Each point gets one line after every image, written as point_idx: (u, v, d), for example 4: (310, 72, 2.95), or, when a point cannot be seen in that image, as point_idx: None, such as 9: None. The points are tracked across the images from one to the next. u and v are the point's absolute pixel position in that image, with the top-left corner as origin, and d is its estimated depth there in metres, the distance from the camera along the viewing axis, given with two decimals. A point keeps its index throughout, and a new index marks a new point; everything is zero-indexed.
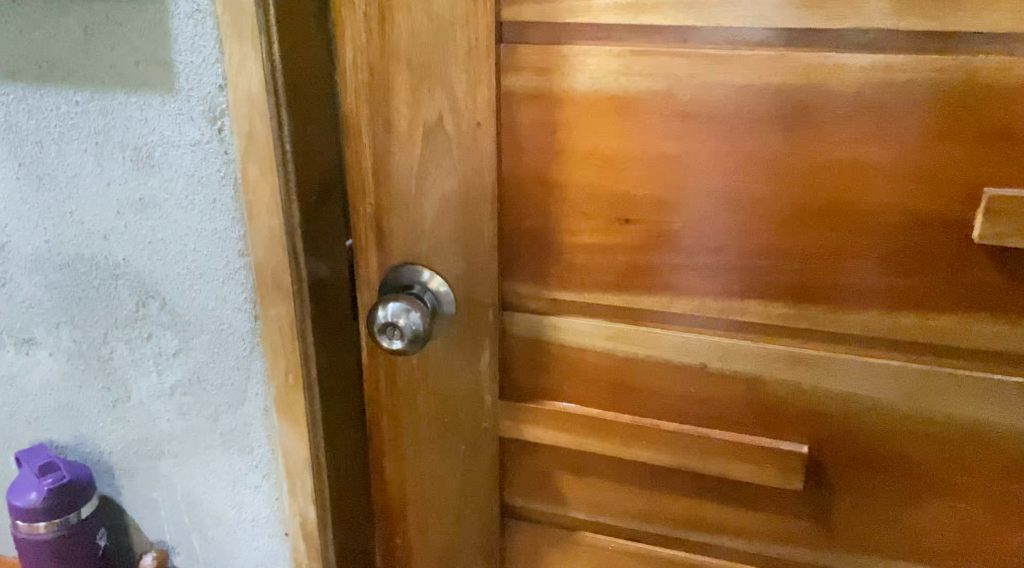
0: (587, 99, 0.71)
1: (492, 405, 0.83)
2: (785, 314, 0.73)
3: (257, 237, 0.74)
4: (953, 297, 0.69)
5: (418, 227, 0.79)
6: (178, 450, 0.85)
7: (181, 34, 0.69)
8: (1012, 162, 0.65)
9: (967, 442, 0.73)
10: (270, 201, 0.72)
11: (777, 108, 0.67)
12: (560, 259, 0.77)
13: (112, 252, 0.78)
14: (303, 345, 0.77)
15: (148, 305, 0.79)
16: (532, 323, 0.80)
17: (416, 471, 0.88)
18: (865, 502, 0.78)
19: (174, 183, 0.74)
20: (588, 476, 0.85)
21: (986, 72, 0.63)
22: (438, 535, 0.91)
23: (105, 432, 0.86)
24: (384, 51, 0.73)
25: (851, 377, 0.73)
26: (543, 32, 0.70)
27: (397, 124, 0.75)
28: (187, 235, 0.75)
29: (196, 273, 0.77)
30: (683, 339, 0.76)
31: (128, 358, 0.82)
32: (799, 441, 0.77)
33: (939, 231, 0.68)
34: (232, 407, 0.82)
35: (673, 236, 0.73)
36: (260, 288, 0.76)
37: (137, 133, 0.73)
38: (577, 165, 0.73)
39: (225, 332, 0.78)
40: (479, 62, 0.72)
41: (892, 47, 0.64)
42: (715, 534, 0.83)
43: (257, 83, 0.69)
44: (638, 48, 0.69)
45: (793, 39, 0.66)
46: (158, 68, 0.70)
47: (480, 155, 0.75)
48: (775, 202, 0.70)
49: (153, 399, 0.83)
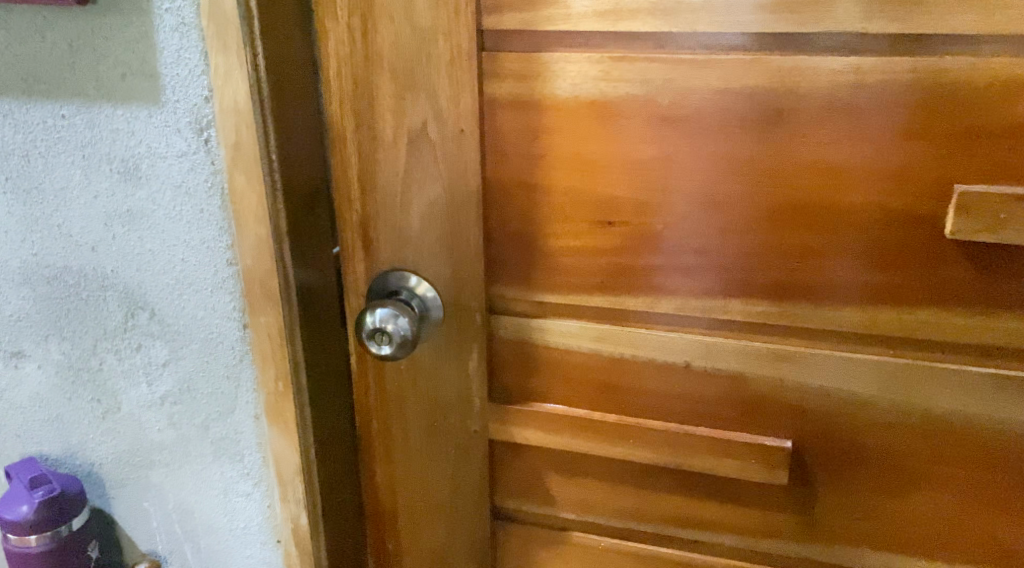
0: (568, 105, 0.72)
1: (480, 408, 0.85)
2: (767, 311, 0.75)
3: (245, 246, 0.74)
4: (929, 291, 0.71)
5: (404, 234, 0.80)
6: (168, 459, 0.85)
7: (166, 47, 0.70)
8: (980, 159, 0.67)
9: (944, 433, 0.75)
10: (258, 210, 0.73)
11: (754, 110, 0.69)
12: (545, 262, 0.79)
13: (100, 264, 0.78)
14: (292, 352, 0.78)
15: (137, 315, 0.80)
16: (518, 326, 0.82)
17: (406, 477, 0.89)
18: (846, 494, 0.79)
19: (162, 194, 0.74)
20: (576, 476, 0.86)
21: (954, 73, 0.65)
22: (430, 538, 0.92)
23: (94, 443, 0.86)
24: (368, 61, 0.74)
25: (831, 371, 0.75)
26: (525, 39, 0.72)
27: (383, 132, 0.76)
28: (175, 246, 0.76)
29: (184, 282, 0.77)
30: (667, 338, 0.78)
31: (117, 369, 0.82)
32: (783, 436, 0.79)
33: (913, 227, 0.70)
34: (222, 416, 0.82)
35: (655, 238, 0.75)
36: (249, 296, 0.76)
37: (124, 145, 0.73)
38: (559, 170, 0.75)
39: (215, 341, 0.79)
40: (462, 70, 0.73)
41: (862, 50, 0.66)
42: (702, 530, 0.84)
43: (244, 93, 0.70)
44: (616, 53, 0.70)
45: (766, 43, 0.68)
46: (144, 80, 0.71)
47: (464, 162, 0.76)
48: (754, 202, 0.72)
49: (142, 410, 0.84)
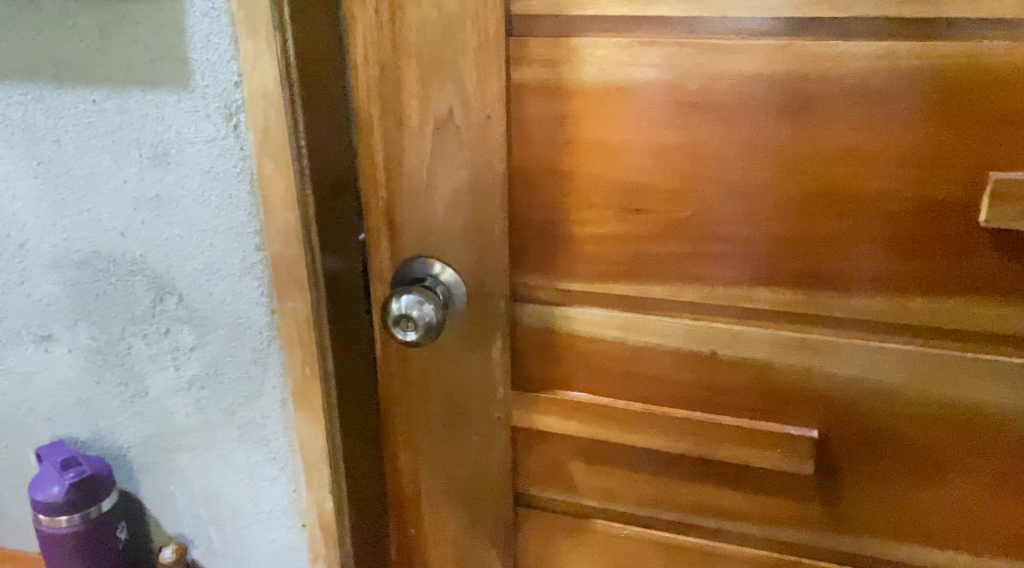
0: (595, 91, 0.72)
1: (504, 396, 0.85)
2: (794, 300, 0.74)
3: (274, 232, 0.75)
4: (959, 280, 0.70)
5: (430, 221, 0.80)
6: (195, 444, 0.86)
7: (196, 32, 0.70)
8: (1015, 147, 0.66)
9: (972, 424, 0.74)
10: (287, 196, 0.73)
11: (784, 97, 0.68)
12: (570, 249, 0.78)
13: (129, 249, 0.79)
14: (319, 337, 0.78)
15: (165, 300, 0.80)
16: (543, 313, 0.82)
17: (429, 463, 0.90)
18: (871, 485, 0.79)
19: (191, 179, 0.75)
20: (599, 464, 0.86)
21: (989, 58, 0.64)
22: (452, 524, 0.92)
23: (122, 427, 0.87)
24: (394, 46, 0.74)
25: (858, 361, 0.75)
26: (552, 24, 0.71)
27: (409, 118, 0.76)
28: (204, 231, 0.76)
29: (212, 267, 0.78)
30: (692, 326, 0.78)
31: (145, 353, 0.83)
32: (809, 425, 0.78)
33: (944, 216, 0.69)
34: (249, 400, 0.83)
35: (682, 225, 0.74)
36: (276, 281, 0.77)
37: (153, 130, 0.74)
38: (586, 156, 0.74)
39: (241, 326, 0.79)
40: (489, 56, 0.73)
41: (895, 35, 0.65)
42: (725, 519, 0.84)
43: (273, 78, 0.70)
44: (644, 39, 0.69)
45: (797, 28, 0.67)
46: (174, 66, 0.71)
47: (490, 149, 0.76)
48: (783, 190, 0.71)
49: (170, 394, 0.84)
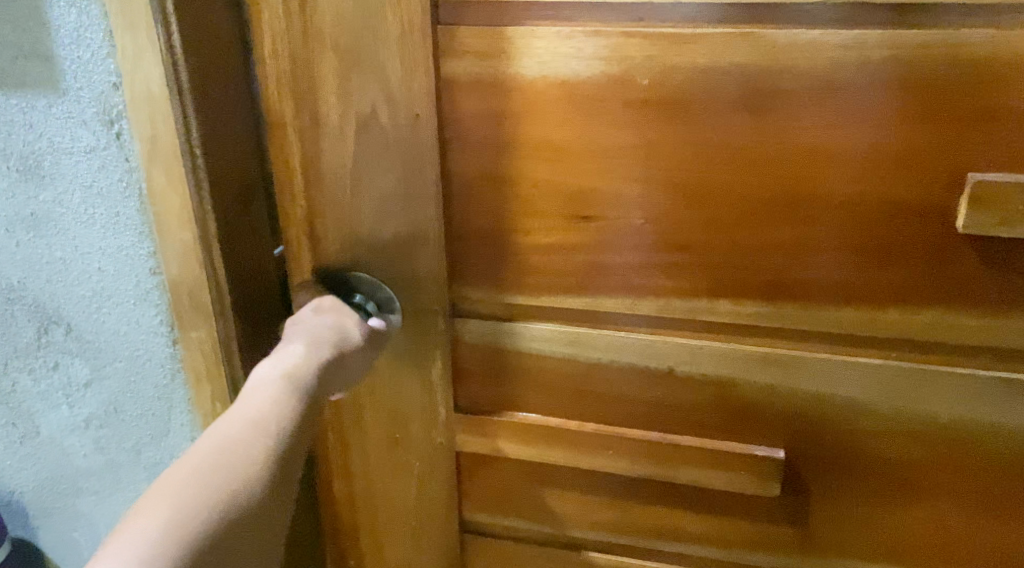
0: (536, 86, 0.64)
1: (445, 419, 0.78)
2: (757, 312, 0.68)
3: (170, 254, 0.66)
4: (936, 289, 0.64)
5: (357, 231, 0.72)
6: (97, 487, 0.77)
7: (62, 26, 0.60)
8: (996, 144, 0.59)
9: (949, 440, 0.69)
10: (182, 214, 0.64)
11: (745, 91, 0.61)
12: (513, 260, 0.71)
13: (4, 275, 0.69)
14: (231, 370, 0.70)
15: (51, 331, 0.71)
16: (485, 329, 0.74)
17: (367, 492, 0.83)
18: (845, 506, 0.73)
19: (70, 196, 0.65)
20: (551, 490, 0.79)
21: (971, 48, 0.57)
22: (394, 553, 0.85)
23: (14, 470, 0.77)
24: (306, 37, 0.65)
25: (828, 376, 0.69)
26: (486, 10, 0.63)
27: (327, 117, 0.67)
28: (90, 253, 0.67)
29: (103, 294, 0.68)
30: (648, 342, 0.71)
31: (32, 391, 0.73)
32: (775, 444, 0.72)
33: (919, 220, 0.63)
34: (156, 439, 0.74)
35: (635, 233, 0.67)
36: (177, 308, 0.68)
37: (22, 139, 0.64)
38: (528, 159, 0.66)
39: (142, 359, 0.70)
40: (414, 47, 0.64)
41: (866, 23, 0.58)
42: (689, 543, 0.78)
43: (159, 79, 0.60)
44: (589, 28, 0.61)
45: (757, 14, 0.59)
46: (41, 64, 0.61)
47: (419, 151, 0.67)
48: (744, 195, 0.64)
49: (65, 434, 0.75)
